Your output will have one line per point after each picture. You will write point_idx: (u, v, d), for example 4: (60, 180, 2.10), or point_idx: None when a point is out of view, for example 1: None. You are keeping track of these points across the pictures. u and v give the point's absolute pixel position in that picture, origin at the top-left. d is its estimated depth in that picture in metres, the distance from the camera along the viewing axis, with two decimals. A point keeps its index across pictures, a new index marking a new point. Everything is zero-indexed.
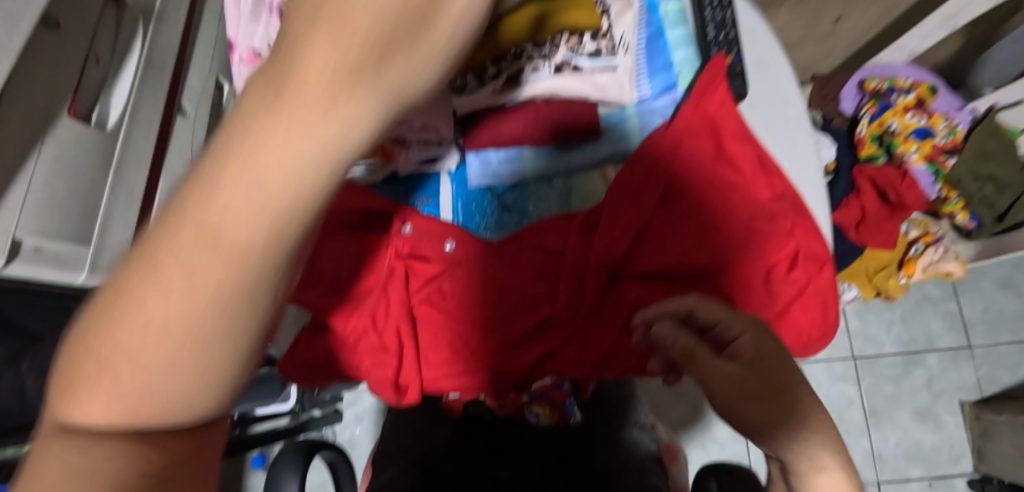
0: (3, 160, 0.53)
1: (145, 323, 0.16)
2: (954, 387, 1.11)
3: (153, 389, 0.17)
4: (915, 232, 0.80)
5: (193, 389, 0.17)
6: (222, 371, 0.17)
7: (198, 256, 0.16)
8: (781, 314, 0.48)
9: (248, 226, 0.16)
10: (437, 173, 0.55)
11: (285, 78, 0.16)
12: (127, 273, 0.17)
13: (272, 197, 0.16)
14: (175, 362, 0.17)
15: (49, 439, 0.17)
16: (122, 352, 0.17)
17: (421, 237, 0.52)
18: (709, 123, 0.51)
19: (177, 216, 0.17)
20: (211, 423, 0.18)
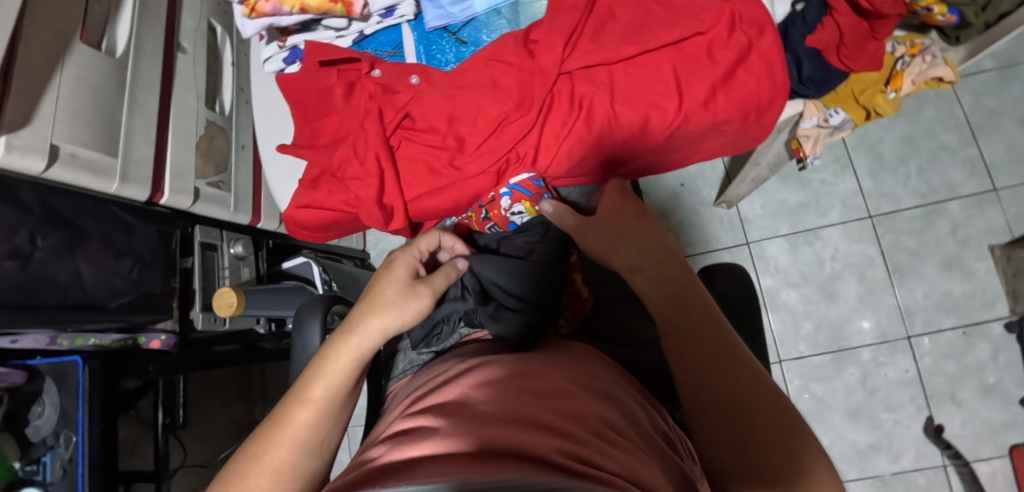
0: (30, 74, 0.62)
1: (278, 463, 0.39)
2: (982, 233, 1.05)
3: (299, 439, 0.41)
4: (902, 48, 0.79)
5: (323, 407, 0.42)
6: (328, 404, 0.42)
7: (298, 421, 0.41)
8: (729, 78, 0.53)
9: (304, 413, 0.41)
10: (399, 25, 0.62)
11: (296, 394, 0.42)
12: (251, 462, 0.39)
13: (308, 415, 0.41)
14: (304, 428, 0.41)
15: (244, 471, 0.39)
16: (345, 354, 0.43)
17: (390, 76, 0.59)
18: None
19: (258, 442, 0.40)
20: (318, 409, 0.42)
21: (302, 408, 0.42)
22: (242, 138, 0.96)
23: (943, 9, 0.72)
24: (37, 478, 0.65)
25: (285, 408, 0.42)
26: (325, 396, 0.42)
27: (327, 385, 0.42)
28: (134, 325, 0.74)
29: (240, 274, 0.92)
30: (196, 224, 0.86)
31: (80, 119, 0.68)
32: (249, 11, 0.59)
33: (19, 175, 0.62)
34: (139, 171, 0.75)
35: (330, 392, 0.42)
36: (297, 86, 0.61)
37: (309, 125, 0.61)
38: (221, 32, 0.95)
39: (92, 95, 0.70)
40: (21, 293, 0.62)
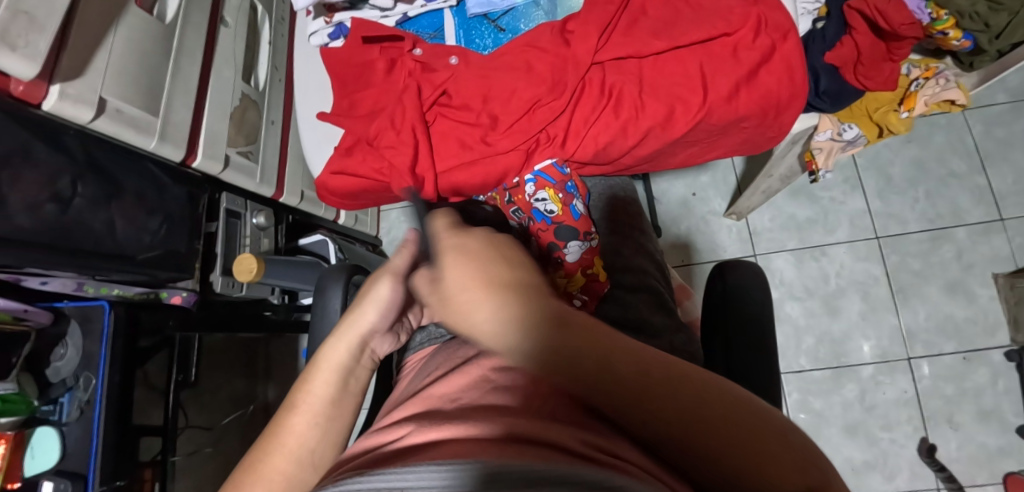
0: (87, 29, 0.65)
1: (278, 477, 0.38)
2: (986, 260, 1.07)
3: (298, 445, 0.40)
4: (917, 70, 0.82)
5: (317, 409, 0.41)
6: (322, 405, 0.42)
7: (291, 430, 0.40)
8: (751, 78, 0.55)
9: (297, 421, 0.41)
10: (442, 11, 0.66)
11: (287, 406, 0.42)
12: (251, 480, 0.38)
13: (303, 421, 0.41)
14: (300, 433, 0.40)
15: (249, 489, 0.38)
16: (335, 353, 0.44)
17: (430, 54, 0.62)
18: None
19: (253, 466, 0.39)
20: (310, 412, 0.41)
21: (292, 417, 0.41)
22: (273, 114, 1.00)
23: (958, 34, 0.75)
24: (53, 418, 0.66)
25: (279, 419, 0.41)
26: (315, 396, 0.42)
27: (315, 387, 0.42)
28: (159, 280, 0.76)
29: (260, 243, 0.95)
30: (223, 191, 0.89)
31: (129, 77, 0.71)
32: None
33: (68, 121, 0.65)
34: (177, 133, 0.78)
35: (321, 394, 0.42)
36: (340, 60, 0.64)
37: (348, 97, 0.64)
38: (262, 11, 0.99)
39: (141, 55, 0.73)
40: (58, 235, 0.64)
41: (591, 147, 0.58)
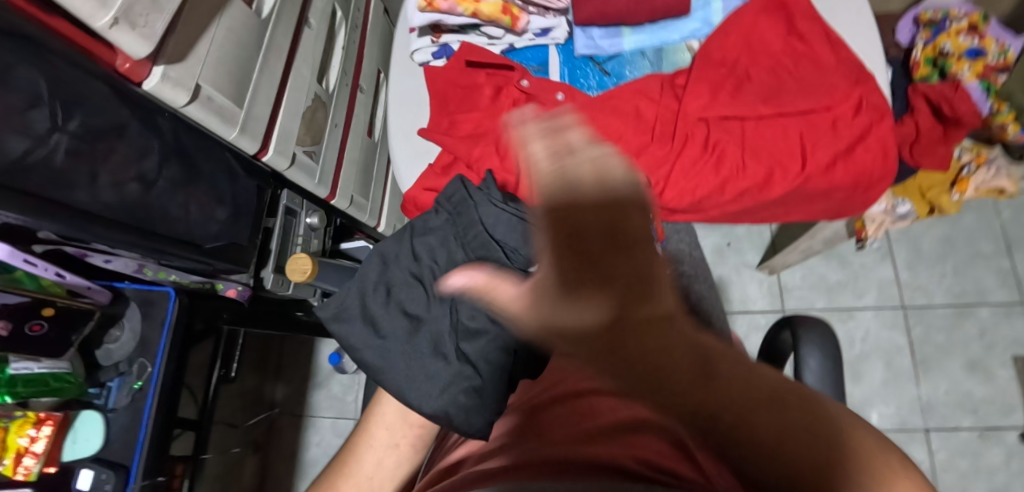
0: (196, 17, 0.66)
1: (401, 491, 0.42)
2: (1007, 340, 1.11)
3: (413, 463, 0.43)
4: (968, 155, 0.86)
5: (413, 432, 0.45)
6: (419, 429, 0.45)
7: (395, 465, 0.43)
8: (848, 151, 0.58)
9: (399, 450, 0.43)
10: (547, 46, 0.67)
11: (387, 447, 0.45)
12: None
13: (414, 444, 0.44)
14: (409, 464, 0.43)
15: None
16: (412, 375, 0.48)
17: (537, 87, 0.63)
18: (781, 6, 0.62)
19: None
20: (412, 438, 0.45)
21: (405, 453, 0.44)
22: (337, 117, 1.00)
23: (1017, 128, 0.80)
24: (98, 403, 0.65)
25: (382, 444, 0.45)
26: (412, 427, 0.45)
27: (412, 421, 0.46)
28: (216, 271, 0.75)
29: (310, 243, 0.93)
30: (283, 188, 0.88)
31: (225, 68, 0.71)
32: (425, 5, 0.63)
33: (164, 104, 0.64)
34: (256, 126, 0.77)
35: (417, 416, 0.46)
36: (445, 80, 0.65)
37: (449, 116, 0.64)
38: (340, 17, 1.01)
39: (237, 48, 0.74)
40: (137, 216, 0.63)
41: (686, 197, 0.59)
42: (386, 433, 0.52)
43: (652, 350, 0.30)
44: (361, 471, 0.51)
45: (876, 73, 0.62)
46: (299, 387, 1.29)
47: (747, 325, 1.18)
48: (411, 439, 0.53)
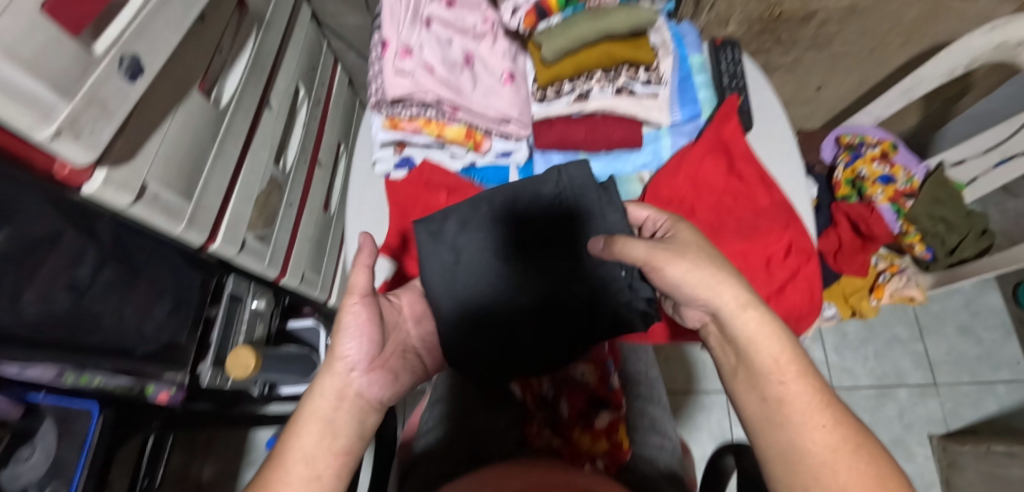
0: (147, 114, 0.64)
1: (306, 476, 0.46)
2: (923, 421, 1.20)
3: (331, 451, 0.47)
4: (883, 263, 0.96)
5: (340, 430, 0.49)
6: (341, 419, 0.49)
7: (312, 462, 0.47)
8: (779, 291, 0.63)
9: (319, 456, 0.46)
10: (507, 166, 0.69)
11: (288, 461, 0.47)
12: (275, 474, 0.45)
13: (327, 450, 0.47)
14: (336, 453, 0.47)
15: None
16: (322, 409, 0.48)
17: (499, 212, 0.65)
18: (723, 145, 0.66)
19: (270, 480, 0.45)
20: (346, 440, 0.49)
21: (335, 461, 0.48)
22: (293, 196, 0.99)
23: (921, 247, 0.91)
24: None
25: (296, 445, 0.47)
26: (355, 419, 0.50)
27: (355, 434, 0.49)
28: (145, 373, 0.69)
29: (254, 330, 0.89)
30: (231, 272, 0.85)
31: (176, 162, 0.69)
32: (389, 125, 0.64)
33: (104, 208, 0.60)
34: (205, 218, 0.74)
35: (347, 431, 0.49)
36: (406, 195, 0.66)
37: (409, 232, 0.66)
38: (302, 95, 1.01)
39: (192, 141, 0.72)
40: (63, 326, 0.58)
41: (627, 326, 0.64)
42: (319, 444, 0.47)
43: (757, 339, 0.50)
44: (289, 483, 0.45)
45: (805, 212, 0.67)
46: (232, 467, 1.20)
47: (692, 404, 1.23)
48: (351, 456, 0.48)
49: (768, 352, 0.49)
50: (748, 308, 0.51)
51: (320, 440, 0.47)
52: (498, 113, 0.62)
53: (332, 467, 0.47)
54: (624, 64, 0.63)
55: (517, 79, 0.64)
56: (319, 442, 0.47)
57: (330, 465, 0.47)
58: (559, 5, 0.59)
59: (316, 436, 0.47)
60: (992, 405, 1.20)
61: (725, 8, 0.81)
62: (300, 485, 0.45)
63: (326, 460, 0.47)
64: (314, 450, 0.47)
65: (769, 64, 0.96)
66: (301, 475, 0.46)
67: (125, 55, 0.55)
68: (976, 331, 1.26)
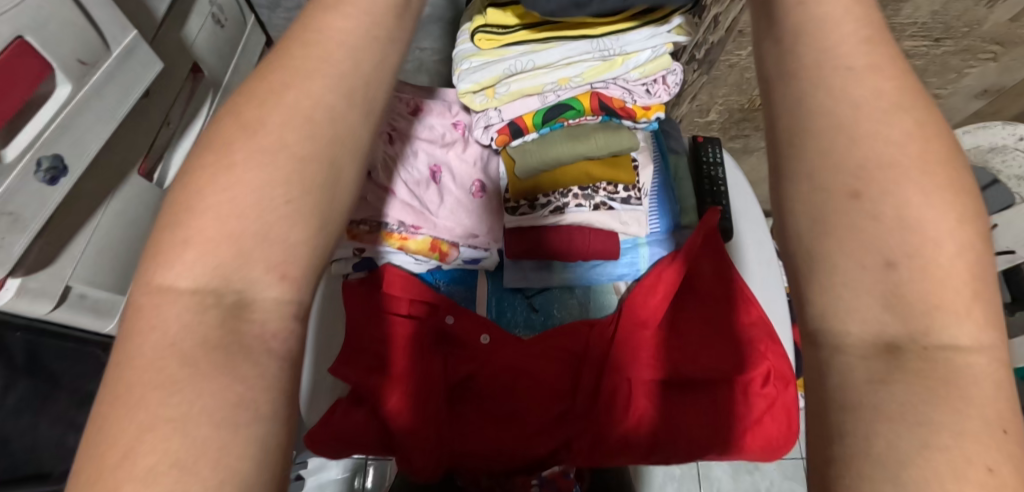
0: (75, 210, 0.57)
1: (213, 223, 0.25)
2: None
3: (232, 218, 0.25)
4: None
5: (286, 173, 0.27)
6: (284, 190, 0.26)
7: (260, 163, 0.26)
8: (756, 423, 0.58)
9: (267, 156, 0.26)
10: (475, 272, 0.64)
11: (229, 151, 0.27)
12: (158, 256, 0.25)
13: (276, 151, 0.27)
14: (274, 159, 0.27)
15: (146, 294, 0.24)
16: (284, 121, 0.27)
17: (464, 326, 0.59)
18: (701, 258, 0.63)
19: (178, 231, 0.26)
20: (257, 267, 0.26)
21: (260, 291, 0.25)
22: None
23: None
24: None
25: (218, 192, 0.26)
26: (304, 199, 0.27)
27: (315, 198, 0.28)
28: None
29: None
30: None
31: (109, 254, 0.62)
32: (347, 234, 0.58)
33: (18, 317, 0.54)
34: None
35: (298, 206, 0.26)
36: (363, 302, 0.59)
37: (363, 345, 0.58)
38: None
39: (130, 227, 0.65)
40: None
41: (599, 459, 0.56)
42: (263, 145, 0.27)
43: (871, 133, 0.24)
44: (208, 190, 0.26)
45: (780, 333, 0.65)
46: None
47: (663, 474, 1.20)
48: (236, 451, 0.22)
49: (950, 305, 0.21)
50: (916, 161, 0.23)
51: (234, 219, 0.25)
52: (465, 228, 0.59)
53: (197, 369, 0.23)
54: (602, 182, 0.61)
55: (488, 190, 0.62)
56: (207, 342, 0.24)
57: (278, 249, 0.26)
58: (536, 123, 0.59)
59: (221, 212, 0.25)
60: None
61: (706, 99, 0.80)
62: (253, 160, 0.26)
63: (263, 259, 0.26)
64: (192, 397, 0.22)
65: (745, 147, 0.94)
66: (158, 339, 0.23)
67: (42, 157, 0.48)
68: None
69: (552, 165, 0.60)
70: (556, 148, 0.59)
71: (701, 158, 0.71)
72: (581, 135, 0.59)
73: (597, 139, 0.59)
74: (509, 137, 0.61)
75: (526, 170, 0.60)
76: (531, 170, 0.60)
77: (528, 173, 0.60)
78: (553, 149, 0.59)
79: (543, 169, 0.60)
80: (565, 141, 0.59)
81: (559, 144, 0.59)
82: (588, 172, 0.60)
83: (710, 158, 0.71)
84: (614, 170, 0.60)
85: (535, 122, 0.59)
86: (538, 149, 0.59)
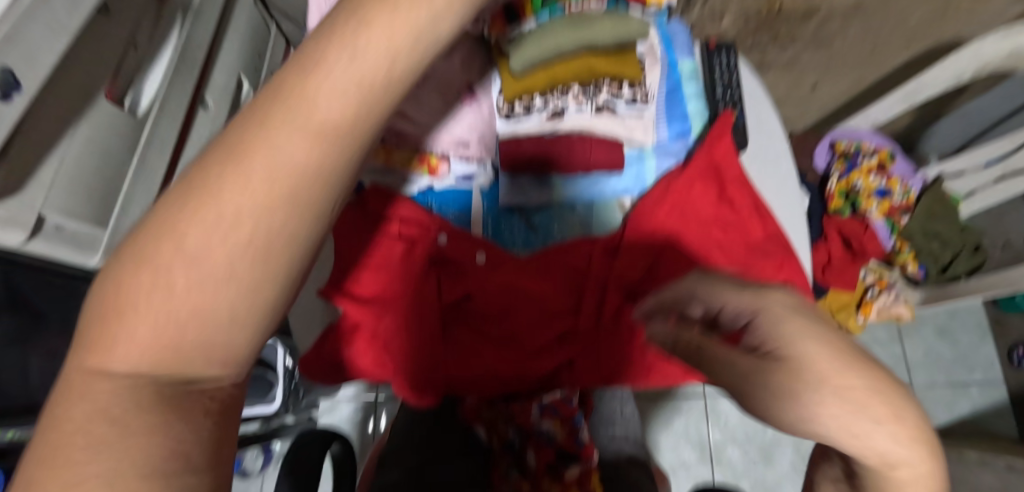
0: (36, 136, 0.53)
1: (163, 255, 0.20)
2: None
3: (191, 301, 0.20)
4: (872, 276, 0.88)
5: (260, 245, 0.21)
6: (253, 271, 0.21)
7: (235, 216, 0.20)
8: None
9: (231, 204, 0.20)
10: (470, 190, 0.59)
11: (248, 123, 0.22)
12: (113, 283, 0.21)
13: (252, 182, 0.21)
14: (210, 264, 0.20)
15: (92, 356, 0.21)
16: (272, 133, 0.21)
17: (456, 246, 0.55)
18: (714, 166, 0.58)
19: (135, 237, 0.21)
20: (208, 349, 0.21)
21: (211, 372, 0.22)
22: None
23: (914, 263, 0.86)
24: None
25: (203, 162, 0.21)
26: (235, 332, 0.21)
27: (253, 320, 0.22)
28: None
29: None
30: None
31: (82, 184, 0.59)
32: None
33: None
34: None
35: (272, 292, 0.22)
36: (351, 225, 0.56)
37: (354, 271, 0.56)
38: (246, 89, 0.89)
39: (101, 158, 0.62)
40: None
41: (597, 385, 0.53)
42: (259, 198, 0.21)
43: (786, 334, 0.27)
44: (187, 235, 0.20)
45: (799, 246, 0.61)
46: None
47: (672, 410, 1.19)
48: (182, 481, 0.20)
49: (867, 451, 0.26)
50: (799, 329, 0.28)
51: (189, 313, 0.20)
52: (455, 136, 0.55)
53: (117, 432, 0.20)
54: (605, 79, 0.54)
55: (481, 97, 0.56)
56: (143, 402, 0.20)
57: (249, 315, 0.22)
58: (534, 7, 0.54)
59: (192, 280, 0.20)
60: (965, 406, 1.23)
61: None
62: (225, 226, 0.20)
63: (220, 336, 0.21)
64: (120, 455, 0.19)
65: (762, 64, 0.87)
66: (114, 393, 0.20)
67: None
68: (953, 333, 1.28)
69: (550, 56, 0.53)
70: (554, 36, 0.52)
71: (714, 61, 0.64)
72: (582, 20, 0.52)
73: (603, 25, 0.52)
74: (504, 25, 0.54)
75: (521, 64, 0.53)
76: (527, 64, 0.53)
77: (523, 69, 0.53)
78: (551, 37, 0.52)
79: (540, 63, 0.53)
80: (565, 27, 0.52)
81: (558, 30, 0.52)
82: (590, 65, 0.54)
83: (723, 62, 0.64)
84: (619, 64, 0.55)
85: (534, 4, 0.54)
86: (534, 37, 0.52)
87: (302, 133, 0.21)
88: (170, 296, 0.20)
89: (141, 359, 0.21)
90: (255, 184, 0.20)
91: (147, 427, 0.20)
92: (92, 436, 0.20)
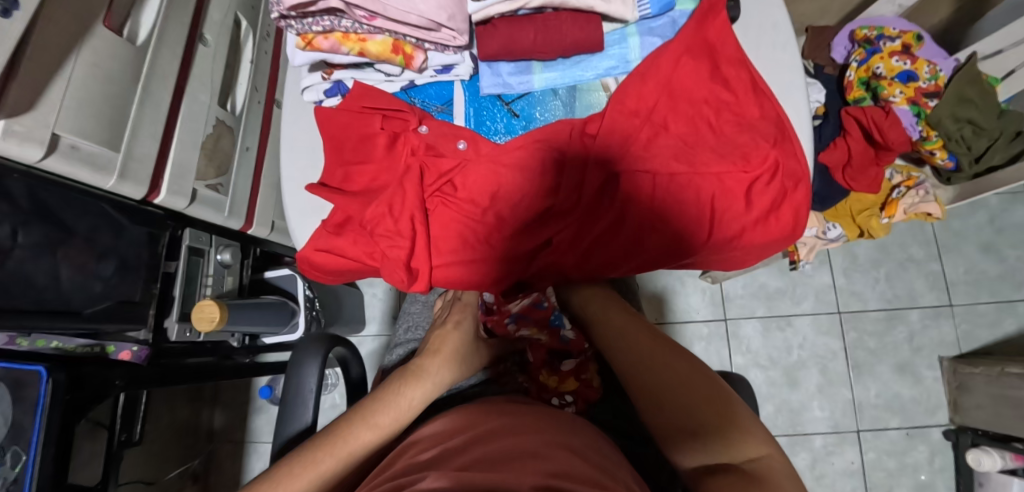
0: (43, 56, 0.56)
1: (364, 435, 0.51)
2: (934, 343, 1.14)
3: (364, 445, 0.50)
4: (898, 177, 0.85)
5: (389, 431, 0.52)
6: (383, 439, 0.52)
7: (376, 431, 0.52)
8: (757, 223, 0.54)
9: (393, 409, 0.53)
10: (452, 82, 0.61)
11: (372, 410, 0.53)
12: (334, 434, 0.50)
13: (378, 428, 0.52)
14: (381, 428, 0.52)
15: (350, 425, 0.51)
16: (410, 401, 0.55)
17: (437, 136, 0.57)
18: (706, 43, 0.55)
19: (342, 426, 0.51)
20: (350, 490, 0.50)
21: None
22: (248, 140, 0.92)
23: (943, 154, 0.81)
24: None
25: (348, 430, 0.51)
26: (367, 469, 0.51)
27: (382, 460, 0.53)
28: (102, 332, 0.68)
29: (223, 283, 0.87)
30: (186, 226, 0.81)
31: (91, 108, 0.62)
32: (303, 43, 0.55)
33: (13, 163, 0.56)
34: (140, 169, 0.69)
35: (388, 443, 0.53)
36: (338, 124, 0.58)
37: (343, 167, 0.58)
38: (246, 27, 0.92)
39: (108, 85, 0.65)
40: None
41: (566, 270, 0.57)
42: (397, 408, 0.54)
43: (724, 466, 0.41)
44: (366, 428, 0.51)
45: (800, 126, 0.57)
46: (239, 412, 1.25)
47: (691, 334, 1.18)
48: None
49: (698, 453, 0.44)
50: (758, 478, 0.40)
51: (380, 431, 0.52)
52: (423, 16, 0.52)
53: (357, 431, 0.51)
54: None
55: None
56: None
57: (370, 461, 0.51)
58: None
59: (381, 423, 0.52)
60: (1010, 325, 1.12)
61: None
62: (377, 427, 0.52)
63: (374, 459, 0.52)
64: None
65: None
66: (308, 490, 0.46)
67: None
68: (1000, 249, 1.16)
69: None
70: None
71: None
72: None
73: None
74: None
75: None
76: None
77: None
78: None
79: None
80: None
81: None
82: None
83: None
84: None
85: None
86: None
87: (416, 395, 0.56)
88: (343, 442, 0.50)
89: (366, 435, 0.51)
90: (399, 411, 0.54)
91: (366, 432, 0.51)
92: (335, 453, 0.49)
